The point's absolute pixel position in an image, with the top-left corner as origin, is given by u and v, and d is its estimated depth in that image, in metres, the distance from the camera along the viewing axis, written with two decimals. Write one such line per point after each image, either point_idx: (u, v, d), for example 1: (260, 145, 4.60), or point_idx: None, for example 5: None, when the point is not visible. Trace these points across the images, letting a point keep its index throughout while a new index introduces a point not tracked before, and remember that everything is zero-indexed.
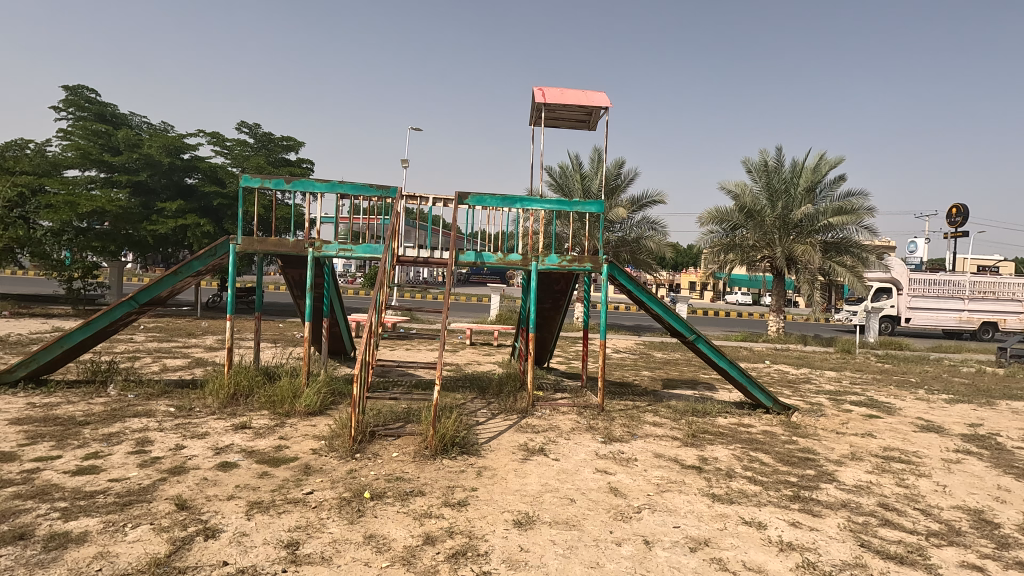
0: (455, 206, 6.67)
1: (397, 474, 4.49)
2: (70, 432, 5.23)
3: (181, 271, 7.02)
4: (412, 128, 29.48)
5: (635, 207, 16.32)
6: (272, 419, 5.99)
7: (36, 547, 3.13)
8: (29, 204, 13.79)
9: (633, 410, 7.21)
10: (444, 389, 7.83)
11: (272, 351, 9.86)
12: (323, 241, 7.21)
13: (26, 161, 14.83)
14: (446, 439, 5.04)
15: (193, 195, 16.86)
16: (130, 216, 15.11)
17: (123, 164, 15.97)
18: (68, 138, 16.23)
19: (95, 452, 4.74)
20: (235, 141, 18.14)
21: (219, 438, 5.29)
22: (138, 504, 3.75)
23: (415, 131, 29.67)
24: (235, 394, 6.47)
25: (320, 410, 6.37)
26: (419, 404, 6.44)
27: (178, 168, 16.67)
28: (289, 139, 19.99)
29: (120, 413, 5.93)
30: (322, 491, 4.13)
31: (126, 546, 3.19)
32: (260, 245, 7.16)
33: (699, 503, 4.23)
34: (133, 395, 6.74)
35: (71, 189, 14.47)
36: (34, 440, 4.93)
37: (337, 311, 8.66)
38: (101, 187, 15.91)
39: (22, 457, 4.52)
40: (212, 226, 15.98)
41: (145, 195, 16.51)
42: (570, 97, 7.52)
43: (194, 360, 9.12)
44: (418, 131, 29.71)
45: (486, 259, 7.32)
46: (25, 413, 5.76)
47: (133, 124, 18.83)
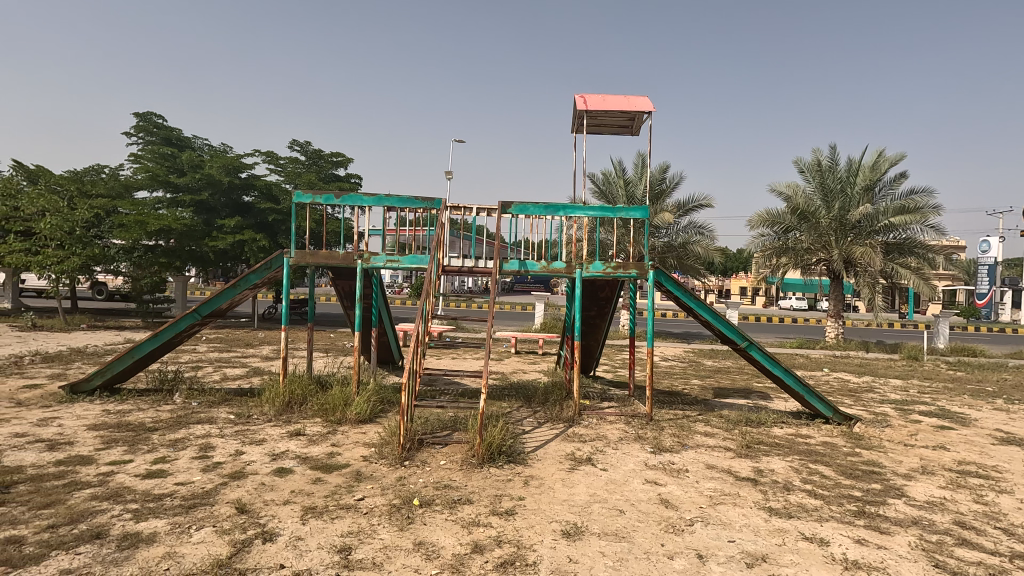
0: (498, 215, 6.71)
1: (445, 482, 4.53)
2: (141, 438, 5.55)
3: (239, 284, 7.37)
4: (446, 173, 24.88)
5: (680, 211, 16.03)
6: (325, 426, 6.17)
7: (111, 546, 3.33)
8: (104, 224, 14.96)
9: (683, 419, 7.02)
10: (490, 397, 7.85)
11: (323, 360, 10.17)
12: (371, 252, 7.37)
13: (101, 185, 16.01)
14: (493, 447, 5.06)
15: (249, 213, 17.53)
16: (193, 234, 16.01)
17: (187, 185, 16.89)
18: (139, 162, 17.30)
19: (163, 456, 5.00)
20: (288, 159, 18.90)
21: (275, 444, 5.50)
22: (202, 507, 3.93)
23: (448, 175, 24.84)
24: (290, 402, 6.73)
25: (370, 418, 6.51)
26: (465, 413, 6.48)
27: (236, 187, 17.32)
28: (338, 155, 20.65)
29: (186, 420, 6.25)
30: (373, 497, 4.22)
31: (191, 546, 3.35)
32: (312, 258, 7.38)
33: (755, 516, 4.07)
34: (197, 403, 7.09)
35: (141, 211, 15.49)
36: (109, 445, 5.27)
37: (385, 321, 8.83)
38: (168, 207, 16.89)
39: (98, 461, 4.84)
40: (267, 240, 16.66)
41: (207, 213, 17.33)
42: (612, 103, 7.46)
43: (252, 369, 9.52)
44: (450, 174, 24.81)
45: (530, 266, 7.21)
46: (102, 419, 6.18)
47: (196, 146, 19.98)
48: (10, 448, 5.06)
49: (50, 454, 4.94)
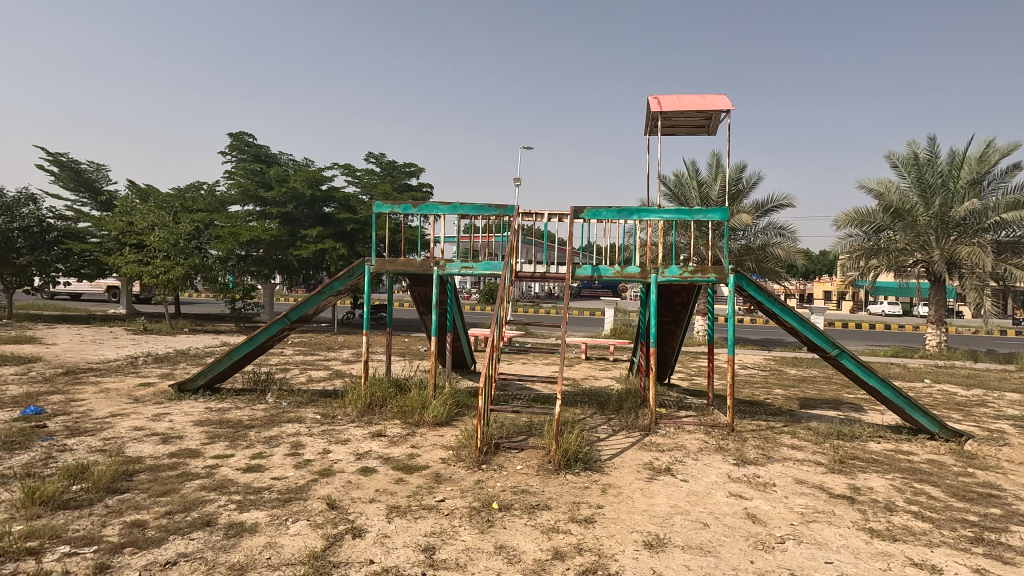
0: (571, 220, 6.71)
1: (522, 487, 4.56)
2: (240, 434, 5.98)
3: (324, 290, 7.83)
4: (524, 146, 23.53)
5: (759, 212, 15.32)
6: (404, 428, 6.39)
7: (219, 533, 3.60)
8: (203, 236, 16.30)
9: (767, 431, 6.67)
10: (563, 403, 7.82)
11: (400, 364, 10.54)
12: (446, 259, 7.57)
13: (201, 201, 17.47)
14: (569, 454, 5.04)
15: (330, 223, 18.47)
16: (280, 244, 17.07)
17: (274, 198, 18.04)
18: (232, 178, 18.69)
19: (259, 452, 5.37)
20: (364, 171, 19.79)
21: (360, 444, 5.76)
22: (297, 501, 4.18)
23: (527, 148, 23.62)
24: (371, 404, 7.02)
25: (446, 421, 6.66)
26: (540, 418, 6.50)
27: (318, 199, 18.28)
28: (411, 165, 21.37)
29: (278, 419, 6.68)
30: (453, 499, 4.32)
31: (289, 538, 3.57)
32: (390, 266, 7.67)
33: (854, 537, 3.80)
34: (287, 403, 7.56)
35: (235, 223, 16.76)
36: (213, 440, 5.72)
37: (459, 326, 9.02)
38: (258, 219, 18.11)
39: (205, 454, 5.27)
40: (346, 249, 17.44)
41: (292, 225, 18.40)
42: (688, 102, 7.26)
43: (335, 371, 10.03)
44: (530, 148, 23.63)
45: (603, 271, 7.13)
46: (205, 416, 6.73)
47: (282, 162, 21.34)
48: (131, 439, 5.61)
49: (164, 446, 5.43)
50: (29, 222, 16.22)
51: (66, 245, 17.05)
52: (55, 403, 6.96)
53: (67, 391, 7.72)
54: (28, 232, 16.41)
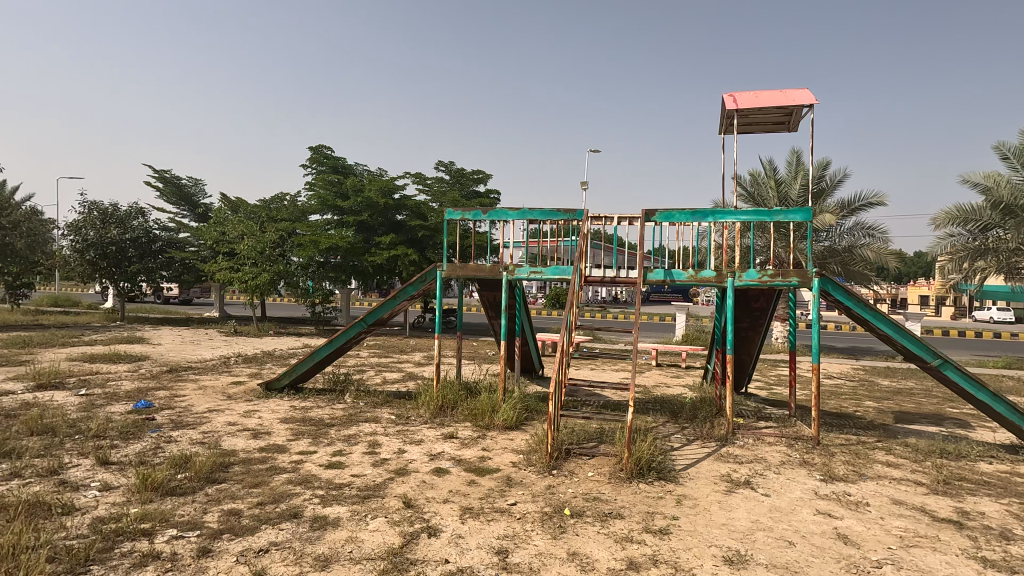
0: (643, 223, 6.58)
1: (594, 494, 4.50)
2: (322, 431, 6.31)
3: (398, 295, 8.12)
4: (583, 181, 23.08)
5: (845, 212, 14.35)
6: (475, 430, 6.49)
7: (305, 525, 3.81)
8: (287, 244, 17.41)
9: (857, 446, 6.22)
10: (633, 411, 7.66)
11: (470, 368, 10.73)
12: (516, 264, 7.63)
13: (285, 211, 18.56)
14: (642, 462, 4.93)
15: (402, 229, 19.00)
16: (356, 251, 17.80)
17: (351, 207, 18.81)
18: (313, 189, 19.66)
19: (340, 450, 5.63)
20: (434, 179, 20.34)
21: (433, 445, 5.90)
22: (375, 498, 4.35)
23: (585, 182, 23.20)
24: (443, 406, 7.19)
25: (516, 425, 6.70)
26: (611, 425, 6.39)
27: (391, 208, 18.87)
28: (479, 172, 21.72)
29: (357, 418, 6.98)
30: (524, 503, 4.33)
31: (369, 533, 3.71)
32: (461, 271, 7.83)
33: (963, 566, 3.46)
34: (364, 403, 7.90)
35: (315, 232, 17.70)
36: (298, 436, 6.07)
37: (528, 331, 9.05)
38: (336, 227, 19.02)
39: (290, 449, 5.59)
40: (417, 255, 17.93)
41: (367, 232, 19.04)
42: (766, 98, 6.94)
43: (408, 374, 10.36)
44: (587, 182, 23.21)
45: (676, 275, 6.91)
46: (291, 413, 7.15)
47: (357, 172, 22.29)
48: (226, 434, 6.05)
49: (255, 441, 5.82)
50: (138, 234, 17.91)
51: (169, 254, 18.68)
52: (162, 399, 7.64)
53: (171, 387, 8.45)
54: (138, 242, 18.14)
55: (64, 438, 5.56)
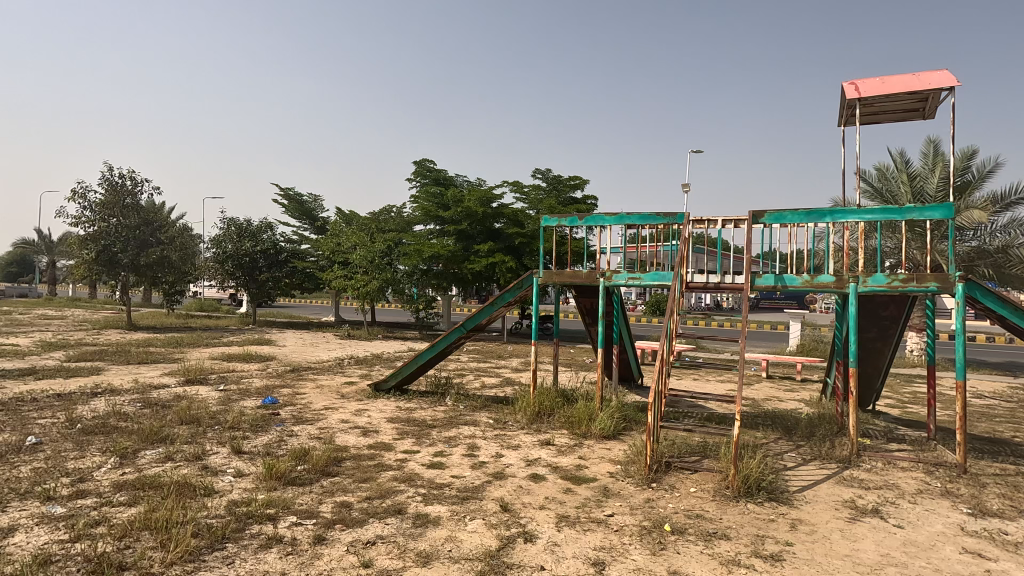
0: (750, 225, 6.18)
1: (697, 511, 4.28)
2: (424, 432, 6.60)
3: (496, 301, 8.28)
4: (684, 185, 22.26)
5: (997, 206, 12.52)
6: (572, 438, 6.44)
7: (409, 521, 3.99)
8: (394, 253, 18.47)
9: (1017, 477, 5.37)
10: (741, 425, 7.20)
11: (567, 375, 10.68)
12: (613, 270, 7.49)
13: (392, 222, 19.68)
14: (751, 480, 4.61)
15: (500, 237, 19.34)
16: (456, 258, 18.42)
17: (452, 217, 19.45)
18: (417, 201, 20.64)
19: (441, 451, 5.85)
20: (531, 187, 20.58)
21: (529, 451, 5.94)
22: (473, 500, 4.46)
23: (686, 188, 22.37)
24: (539, 413, 7.22)
25: (614, 434, 6.56)
26: (715, 440, 6.05)
27: (489, 216, 19.26)
28: (576, 178, 21.65)
29: (457, 421, 7.22)
30: (622, 515, 4.22)
31: (467, 534, 3.81)
32: (557, 277, 7.83)
33: None
34: (463, 406, 8.15)
35: (419, 241, 18.60)
36: (403, 436, 6.39)
37: (626, 339, 8.83)
38: (438, 237, 19.88)
39: (396, 448, 5.90)
40: (515, 262, 18.18)
41: (466, 241, 19.49)
42: (895, 84, 6.27)
43: (505, 379, 10.53)
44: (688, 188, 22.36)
45: (789, 280, 6.41)
46: (397, 413, 7.55)
47: (458, 183, 23.09)
48: (339, 430, 6.52)
49: (365, 438, 6.21)
50: (268, 246, 19.91)
51: (293, 264, 20.56)
52: (286, 395, 8.41)
53: (293, 385, 9.27)
54: (267, 254, 20.16)
55: (207, 428, 6.30)
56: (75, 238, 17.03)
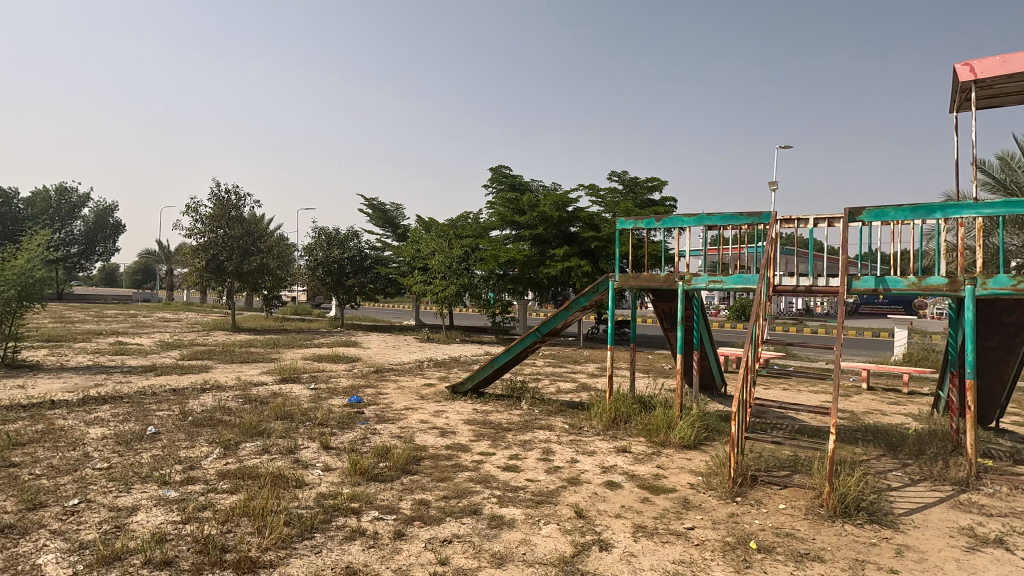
0: (846, 224, 5.72)
1: (786, 529, 4.02)
2: (500, 435, 6.67)
3: (571, 306, 8.21)
4: (772, 183, 21.06)
5: None
6: (650, 446, 6.26)
7: (483, 522, 4.04)
8: (471, 258, 18.86)
9: None
10: (837, 440, 6.67)
11: (644, 381, 10.39)
12: (692, 273, 7.20)
13: (469, 228, 20.13)
14: (848, 500, 4.26)
15: (575, 241, 19.20)
16: (532, 263, 18.52)
17: (527, 221, 19.58)
18: (493, 207, 20.98)
19: (516, 454, 5.88)
20: (608, 190, 20.31)
21: (605, 457, 5.84)
22: (548, 504, 4.44)
23: (773, 185, 21.14)
24: (616, 419, 7.08)
25: (695, 444, 6.30)
26: (807, 455, 5.65)
27: (564, 220, 19.18)
28: (653, 180, 21.11)
29: (532, 425, 7.23)
30: (703, 529, 4.04)
31: (541, 538, 3.80)
32: (634, 281, 7.65)
33: None
34: (539, 410, 8.15)
35: (495, 246, 18.88)
36: (479, 438, 6.49)
37: (707, 345, 8.46)
38: (514, 241, 20.00)
39: (472, 449, 6.01)
40: (591, 266, 17.97)
41: (541, 245, 19.48)
42: (1019, 62, 5.62)
43: (581, 384, 10.42)
44: (775, 185, 21.11)
45: (891, 283, 5.85)
46: (473, 416, 7.69)
47: (534, 188, 23.23)
48: (418, 430, 6.74)
49: (442, 439, 6.37)
50: (354, 254, 21.00)
51: (376, 270, 21.55)
52: (370, 395, 8.81)
53: (376, 386, 9.70)
54: (353, 260, 21.27)
55: (299, 423, 6.73)
56: (189, 248, 18.83)
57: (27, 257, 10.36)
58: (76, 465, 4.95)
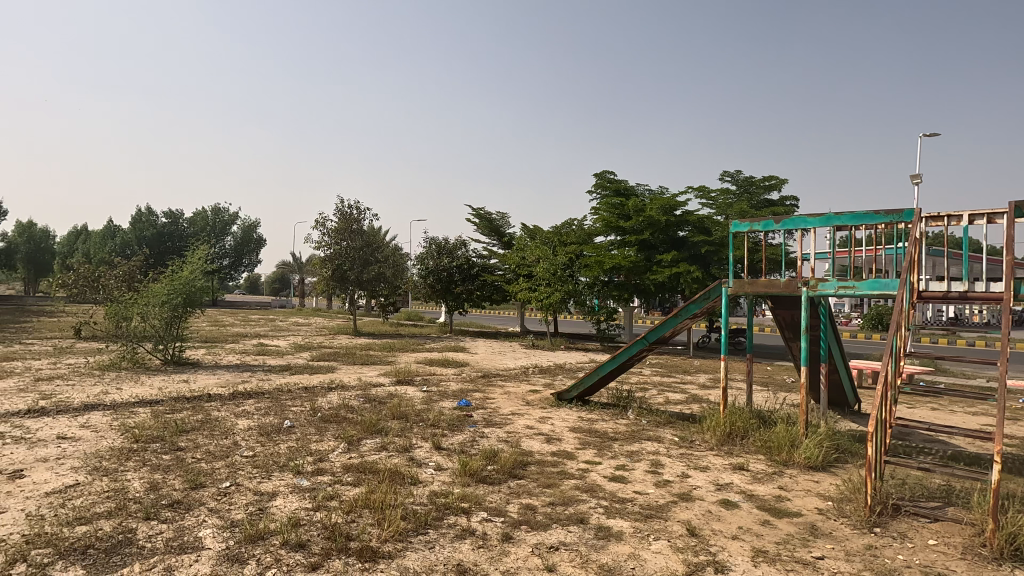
0: (1010, 220, 4.94)
1: (937, 569, 3.53)
2: (606, 444, 6.56)
3: (680, 313, 7.88)
4: (915, 176, 18.79)
5: None
6: (770, 465, 5.82)
7: (590, 532, 3.99)
8: (575, 265, 18.84)
9: None
10: (1003, 470, 5.75)
11: (763, 395, 9.69)
12: (819, 278, 6.62)
13: (573, 235, 20.13)
14: (1019, 541, 3.65)
15: (684, 246, 18.42)
16: (638, 269, 18.13)
17: (632, 227, 18.85)
18: (597, 213, 20.74)
19: (623, 465, 5.75)
20: (719, 192, 19.33)
21: (719, 474, 5.52)
22: (657, 519, 4.28)
23: (916, 178, 18.86)
24: (731, 434, 6.67)
25: (822, 465, 5.76)
26: (964, 486, 4.93)
27: (673, 224, 18.53)
28: (771, 178, 19.76)
29: (639, 436, 7.03)
30: (835, 560, 3.67)
31: (651, 554, 3.68)
32: (750, 287, 7.19)
33: None
34: (646, 421, 7.91)
35: (600, 252, 18.68)
36: (584, 446, 6.43)
37: (836, 356, 7.69)
38: (618, 247, 19.35)
39: (578, 457, 5.97)
40: (701, 271, 17.13)
41: (648, 250, 18.84)
42: None
43: (692, 395, 9.95)
44: (918, 178, 18.83)
45: None
46: (578, 423, 7.64)
47: (639, 193, 22.73)
48: (524, 435, 6.83)
49: (548, 445, 6.40)
50: (462, 262, 21.85)
51: (483, 277, 22.24)
52: (478, 399, 9.08)
53: (484, 390, 9.99)
54: (462, 268, 22.13)
55: (413, 423, 7.12)
56: (317, 258, 20.68)
57: (190, 269, 11.98)
58: (229, 452, 5.64)
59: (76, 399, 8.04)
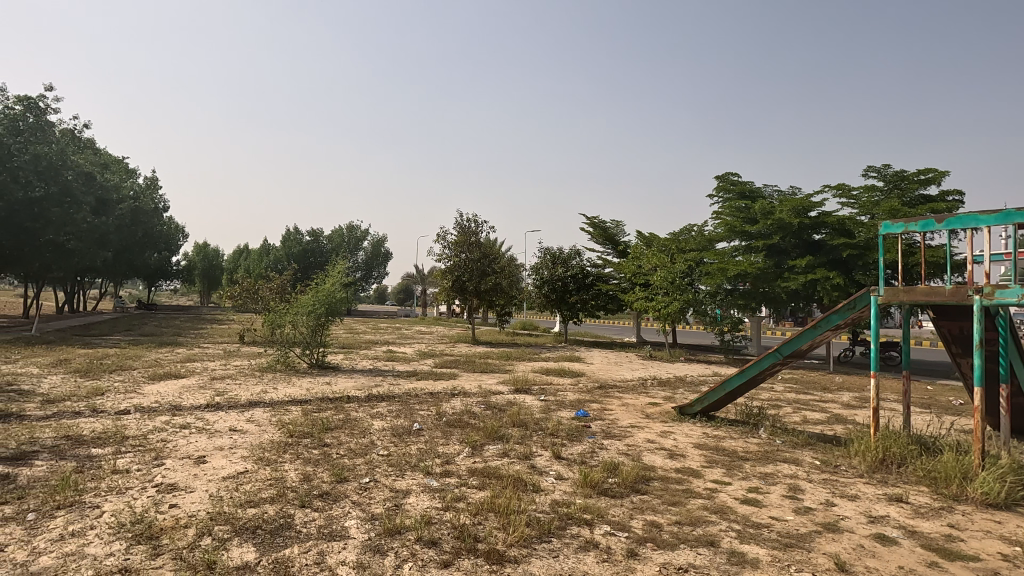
0: None
1: None
2: (736, 464, 6.16)
3: (820, 324, 7.18)
4: None
5: None
6: (936, 498, 5.09)
7: (722, 557, 3.77)
8: (695, 273, 18.21)
9: None
10: None
11: (923, 418, 8.51)
12: (996, 285, 5.64)
13: (692, 242, 19.40)
14: None
15: (821, 250, 16.86)
16: (766, 276, 17.15)
17: (759, 231, 17.60)
18: (720, 216, 19.53)
19: (756, 487, 5.36)
20: (862, 189, 17.41)
21: (872, 505, 4.94)
22: (800, 549, 3.94)
23: None
24: (885, 460, 5.95)
25: (1006, 503, 4.93)
26: None
27: (807, 227, 16.98)
28: (928, 170, 17.29)
29: (774, 456, 6.51)
30: None
31: None
32: (906, 295, 6.39)
33: None
34: (781, 441, 7.30)
35: (723, 260, 17.92)
36: (712, 464, 6.09)
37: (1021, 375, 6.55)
38: (743, 253, 18.33)
39: (705, 476, 5.67)
40: (842, 278, 15.60)
41: (778, 255, 17.65)
42: None
43: (834, 415, 9.01)
44: None
45: None
46: (704, 440, 7.26)
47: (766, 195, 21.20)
48: (645, 449, 6.63)
49: (672, 461, 6.16)
50: (576, 271, 21.86)
51: (598, 287, 22.06)
52: (596, 411, 8.99)
53: (602, 401, 9.86)
54: (576, 278, 22.14)
55: (532, 432, 7.22)
56: (439, 270, 21.81)
57: (332, 282, 13.21)
58: (367, 450, 6.14)
59: (243, 396, 9.24)
